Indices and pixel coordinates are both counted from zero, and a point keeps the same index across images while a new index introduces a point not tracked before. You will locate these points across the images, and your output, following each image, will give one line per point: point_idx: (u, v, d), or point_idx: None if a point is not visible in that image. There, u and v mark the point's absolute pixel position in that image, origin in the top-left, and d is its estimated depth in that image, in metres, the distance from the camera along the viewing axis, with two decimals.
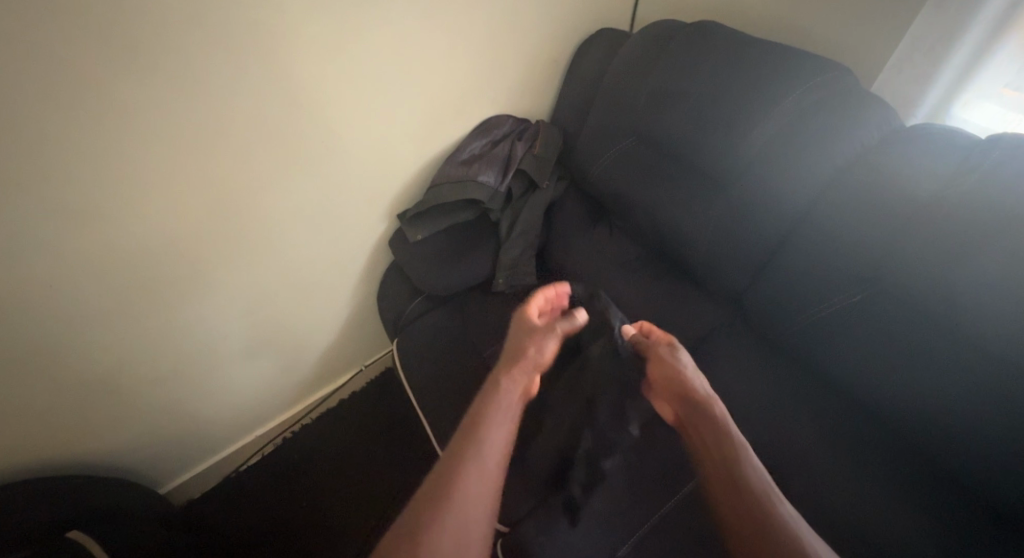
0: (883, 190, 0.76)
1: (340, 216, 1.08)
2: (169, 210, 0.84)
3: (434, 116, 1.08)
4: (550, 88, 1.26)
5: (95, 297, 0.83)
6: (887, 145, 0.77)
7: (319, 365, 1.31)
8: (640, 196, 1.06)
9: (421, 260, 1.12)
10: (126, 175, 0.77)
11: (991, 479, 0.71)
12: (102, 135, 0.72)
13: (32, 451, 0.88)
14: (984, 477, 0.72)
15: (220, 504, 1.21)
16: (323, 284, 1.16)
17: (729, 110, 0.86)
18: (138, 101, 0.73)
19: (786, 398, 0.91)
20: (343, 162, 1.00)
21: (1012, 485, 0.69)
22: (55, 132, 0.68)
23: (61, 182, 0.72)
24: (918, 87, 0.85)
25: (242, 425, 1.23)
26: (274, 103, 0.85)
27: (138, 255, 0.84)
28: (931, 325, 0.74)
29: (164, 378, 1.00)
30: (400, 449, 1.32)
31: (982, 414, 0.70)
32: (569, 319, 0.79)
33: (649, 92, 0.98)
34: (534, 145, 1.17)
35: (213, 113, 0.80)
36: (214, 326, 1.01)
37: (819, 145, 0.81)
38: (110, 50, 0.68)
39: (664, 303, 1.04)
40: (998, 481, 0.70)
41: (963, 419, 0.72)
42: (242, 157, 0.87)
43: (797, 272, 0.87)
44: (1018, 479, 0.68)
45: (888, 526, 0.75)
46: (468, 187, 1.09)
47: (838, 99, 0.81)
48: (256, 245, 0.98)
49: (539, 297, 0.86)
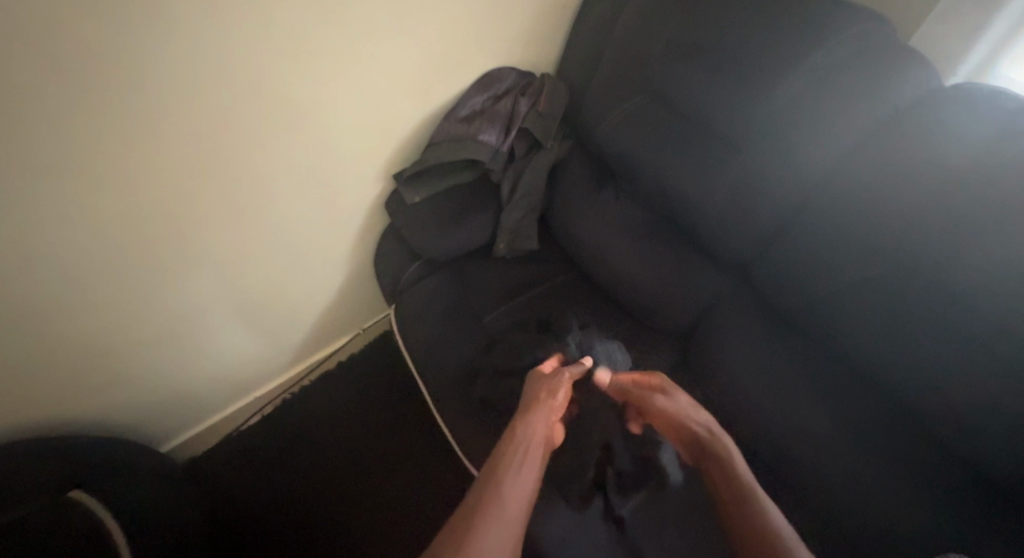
0: (911, 159, 0.70)
1: (335, 177, 1.02)
2: (151, 171, 0.77)
3: (433, 69, 1.00)
4: (556, 38, 1.17)
5: (80, 265, 0.78)
6: (925, 106, 0.71)
7: (315, 328, 1.29)
8: (650, 157, 0.98)
9: (418, 224, 1.06)
10: (106, 137, 0.70)
11: (991, 458, 0.70)
12: (81, 94, 0.64)
13: (28, 415, 0.87)
14: (984, 456, 0.71)
15: (223, 463, 1.23)
16: (318, 247, 1.12)
17: (755, 66, 0.79)
18: (116, 51, 0.64)
19: (789, 373, 0.89)
20: (337, 121, 0.94)
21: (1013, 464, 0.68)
22: (26, 92, 0.60)
23: (36, 145, 0.64)
24: (963, 41, 0.77)
25: (239, 386, 1.22)
26: (261, 53, 0.76)
27: (122, 220, 0.78)
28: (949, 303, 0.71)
29: (156, 341, 0.98)
30: (399, 411, 1.33)
31: (988, 398, 0.69)
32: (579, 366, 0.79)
33: (667, 46, 0.90)
34: (538, 101, 1.10)
35: (196, 66, 0.72)
36: (206, 291, 0.98)
37: (845, 109, 0.74)
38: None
39: (670, 272, 1.01)
40: (999, 460, 0.70)
41: (966, 399, 0.71)
42: (229, 116, 0.80)
43: (816, 244, 0.83)
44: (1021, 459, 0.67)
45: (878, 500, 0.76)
46: (467, 147, 1.03)
47: (875, 52, 0.73)
48: (247, 209, 0.93)
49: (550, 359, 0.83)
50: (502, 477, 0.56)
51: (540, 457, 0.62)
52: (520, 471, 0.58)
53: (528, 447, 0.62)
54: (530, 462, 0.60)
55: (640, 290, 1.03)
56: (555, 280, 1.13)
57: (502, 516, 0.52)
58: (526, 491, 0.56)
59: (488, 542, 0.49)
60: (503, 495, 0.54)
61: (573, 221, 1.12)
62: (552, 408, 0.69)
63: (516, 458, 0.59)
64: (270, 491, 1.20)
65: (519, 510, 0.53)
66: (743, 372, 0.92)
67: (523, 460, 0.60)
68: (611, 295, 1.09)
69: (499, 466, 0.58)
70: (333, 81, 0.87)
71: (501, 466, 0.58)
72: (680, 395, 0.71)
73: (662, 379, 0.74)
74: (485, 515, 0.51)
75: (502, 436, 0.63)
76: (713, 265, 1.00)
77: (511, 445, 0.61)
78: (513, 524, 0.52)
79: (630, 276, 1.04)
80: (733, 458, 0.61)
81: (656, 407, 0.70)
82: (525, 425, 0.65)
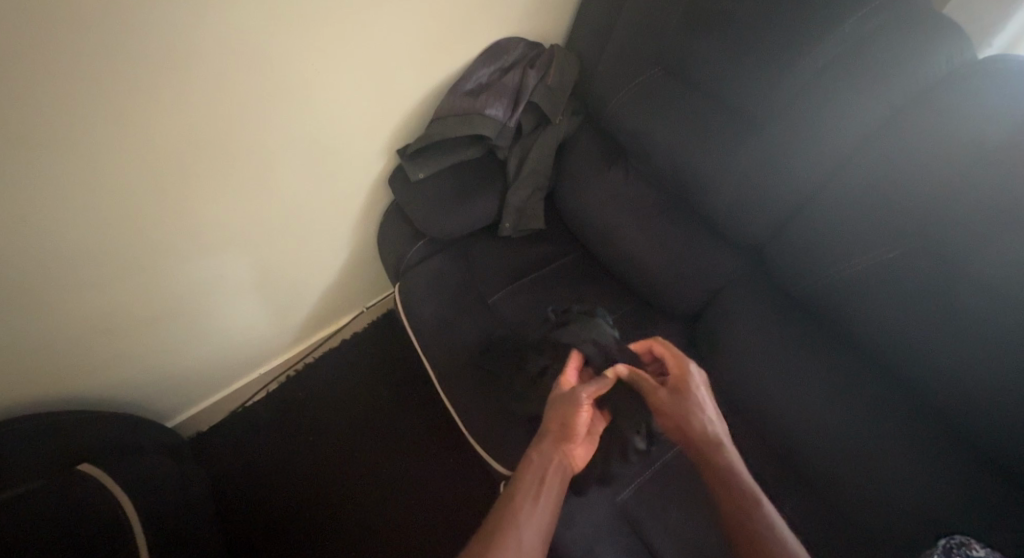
0: (942, 138, 0.67)
1: (339, 152, 1.00)
2: (152, 147, 0.74)
3: (439, 39, 0.96)
4: (566, 7, 1.12)
5: (81, 243, 0.75)
6: (958, 81, 0.67)
7: (319, 306, 1.28)
8: (663, 133, 0.94)
9: (422, 202, 1.04)
10: (96, 111, 0.65)
11: (996, 447, 0.69)
12: (68, 66, 0.60)
13: (33, 390, 0.87)
14: (990, 444, 0.70)
15: (229, 439, 1.24)
16: (321, 225, 1.10)
17: (779, 37, 0.75)
18: (111, 16, 0.60)
19: (801, 357, 0.87)
20: (337, 95, 0.90)
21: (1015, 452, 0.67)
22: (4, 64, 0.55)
23: (32, 118, 0.61)
24: (999, 9, 0.73)
25: (244, 362, 1.22)
26: (262, 20, 0.72)
27: (123, 197, 0.76)
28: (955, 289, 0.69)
29: (158, 320, 0.96)
30: (404, 389, 1.33)
31: (995, 386, 0.67)
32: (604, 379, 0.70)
33: (684, 14, 0.86)
34: (547, 73, 1.06)
35: (193, 36, 0.67)
36: (209, 268, 0.97)
37: (871, 84, 0.71)
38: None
39: (680, 252, 0.98)
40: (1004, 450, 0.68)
41: (975, 387, 0.69)
42: (226, 90, 0.76)
43: (832, 227, 0.80)
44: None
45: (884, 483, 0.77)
46: (473, 120, 1.00)
47: (908, 23, 0.69)
48: (249, 187, 0.91)
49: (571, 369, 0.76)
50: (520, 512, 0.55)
51: (559, 489, 0.60)
52: (536, 506, 0.56)
53: (542, 478, 0.60)
54: (547, 492, 0.58)
55: (648, 270, 1.01)
56: (562, 260, 1.12)
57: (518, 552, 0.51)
58: (544, 528, 0.55)
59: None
60: (520, 531, 0.53)
61: (581, 200, 1.09)
62: (574, 440, 0.64)
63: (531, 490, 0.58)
64: (276, 467, 1.21)
65: (535, 551, 0.53)
66: (753, 356, 0.91)
67: (540, 494, 0.58)
68: (619, 275, 1.08)
69: (516, 498, 0.57)
70: (334, 53, 0.83)
71: (519, 503, 0.56)
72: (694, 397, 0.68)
73: (691, 373, 0.71)
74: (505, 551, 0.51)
75: (518, 467, 0.61)
76: (724, 246, 0.97)
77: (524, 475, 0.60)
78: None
79: (639, 257, 1.02)
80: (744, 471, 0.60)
81: (666, 403, 0.68)
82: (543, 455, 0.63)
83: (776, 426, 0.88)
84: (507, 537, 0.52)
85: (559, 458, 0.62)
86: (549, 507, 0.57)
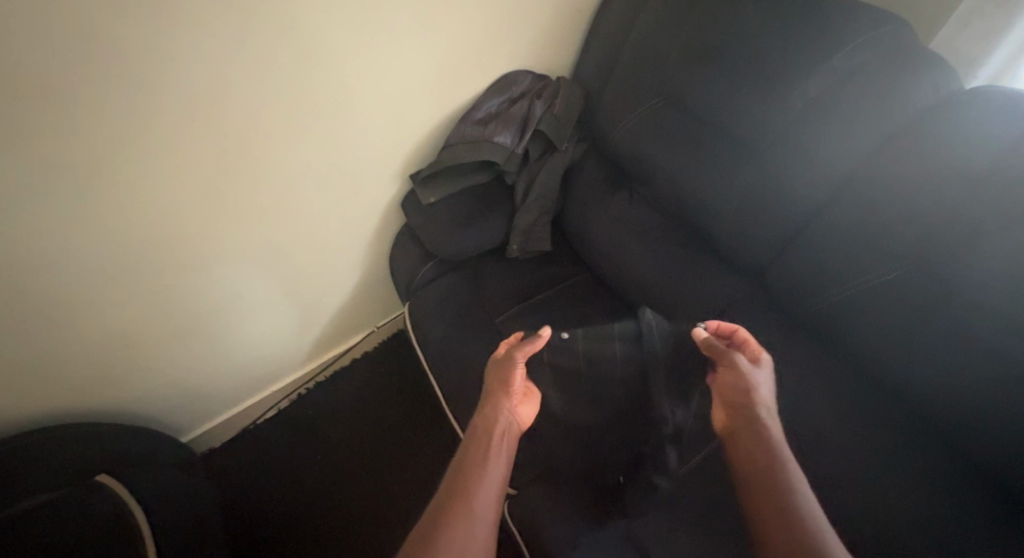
0: (931, 162, 0.69)
1: (355, 176, 1.05)
2: (178, 169, 0.79)
3: (451, 71, 1.01)
4: (572, 42, 1.19)
5: (108, 257, 0.80)
6: (945, 110, 0.70)
7: (332, 325, 1.32)
8: (665, 159, 0.98)
9: (432, 224, 1.08)
10: (127, 134, 0.71)
11: (999, 465, 0.70)
12: (101, 91, 0.65)
13: (58, 401, 0.91)
14: (994, 463, 0.71)
15: (241, 456, 1.26)
16: (336, 246, 1.15)
17: (769, 68, 0.79)
18: (143, 51, 0.66)
19: (803, 379, 0.88)
20: (354, 122, 0.95)
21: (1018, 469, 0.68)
22: (46, 87, 0.61)
23: (66, 139, 0.66)
24: (985, 44, 0.76)
25: (257, 380, 1.25)
26: (285, 55, 0.78)
27: (149, 215, 0.80)
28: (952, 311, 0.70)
29: (178, 336, 1.00)
30: (413, 409, 1.35)
31: (993, 404, 0.68)
32: (536, 340, 0.77)
33: (683, 49, 0.90)
34: (554, 103, 1.11)
35: (220, 67, 0.73)
36: (227, 285, 1.01)
37: (861, 112, 0.74)
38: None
39: (684, 274, 1.00)
40: (1007, 468, 0.69)
41: (975, 405, 0.70)
42: (249, 116, 0.81)
43: (830, 251, 0.81)
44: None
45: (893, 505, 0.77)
46: (482, 147, 1.05)
47: (895, 56, 0.73)
48: (268, 207, 0.95)
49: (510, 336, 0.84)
50: (475, 468, 0.59)
51: (504, 448, 0.63)
52: (487, 470, 0.59)
53: (492, 440, 0.63)
54: (498, 452, 0.62)
55: (651, 292, 1.03)
56: (568, 281, 1.14)
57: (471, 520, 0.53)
58: (494, 481, 0.58)
59: (457, 529, 0.52)
60: (473, 494, 0.55)
61: (587, 223, 1.12)
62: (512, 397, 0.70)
63: (480, 449, 0.62)
64: (284, 484, 1.22)
65: (489, 508, 0.55)
66: None
67: (486, 453, 0.61)
68: (624, 297, 1.10)
69: (465, 466, 0.59)
70: (353, 84, 0.89)
71: (467, 468, 0.59)
72: (761, 374, 0.68)
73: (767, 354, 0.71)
74: (458, 518, 0.53)
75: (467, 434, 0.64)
76: (727, 269, 0.99)
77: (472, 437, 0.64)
78: (487, 523, 0.54)
79: (642, 278, 1.04)
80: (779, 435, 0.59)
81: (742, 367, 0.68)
82: (487, 414, 0.67)
83: None
84: (459, 499, 0.55)
85: (500, 415, 0.67)
86: (499, 468, 0.60)
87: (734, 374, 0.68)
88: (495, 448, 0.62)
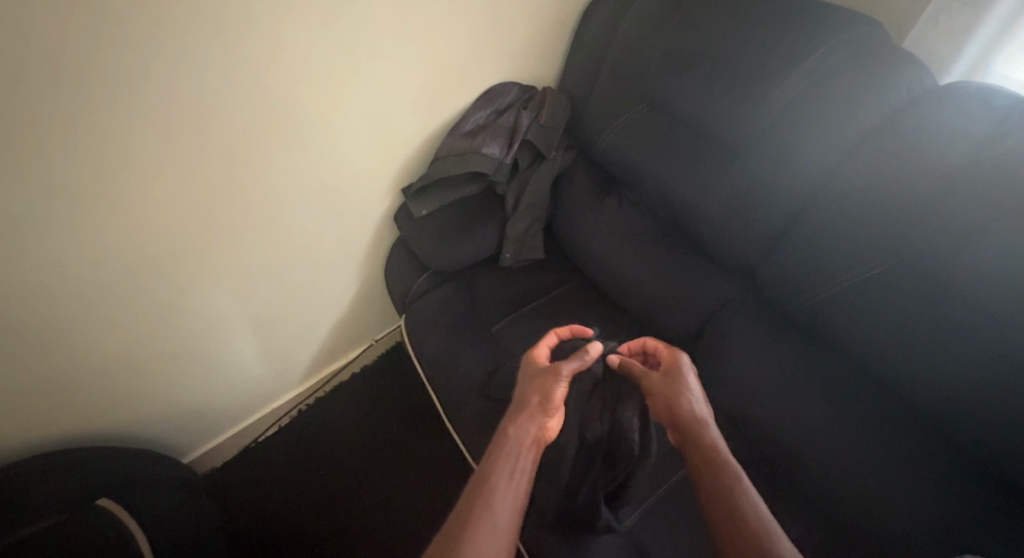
0: (909, 158, 0.71)
1: (347, 191, 1.06)
2: (173, 191, 0.80)
3: (438, 85, 1.03)
4: (557, 52, 1.21)
5: (103, 279, 0.81)
6: (919, 106, 0.72)
7: (330, 340, 1.33)
8: (651, 164, 0.99)
9: (424, 237, 1.09)
10: (121, 158, 0.72)
11: (991, 454, 0.70)
12: (92, 117, 0.67)
13: (60, 426, 0.91)
14: (986, 453, 0.71)
15: (240, 475, 1.26)
16: (332, 262, 1.16)
17: (747, 73, 0.81)
18: (131, 76, 0.67)
19: (797, 376, 0.89)
20: (343, 138, 0.96)
21: (1011, 458, 0.68)
22: (40, 118, 0.63)
23: (61, 167, 0.68)
24: (954, 41, 0.78)
25: (256, 398, 1.25)
26: (272, 76, 0.80)
27: (143, 237, 0.81)
28: (935, 307, 0.72)
29: (175, 357, 1.00)
30: (413, 421, 1.35)
31: (980, 392, 0.69)
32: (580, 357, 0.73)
33: (662, 56, 0.92)
34: (540, 113, 1.12)
35: (208, 90, 0.75)
36: (225, 305, 1.02)
37: (836, 111, 0.76)
38: (106, 27, 0.62)
39: (674, 276, 1.02)
40: (999, 456, 0.69)
41: (966, 394, 0.70)
42: (242, 136, 0.83)
43: (814, 249, 0.82)
44: (1016, 453, 0.67)
45: (889, 494, 0.77)
46: (471, 159, 1.06)
47: (867, 55, 0.75)
48: (263, 225, 0.96)
49: (547, 338, 0.80)
50: (501, 480, 0.56)
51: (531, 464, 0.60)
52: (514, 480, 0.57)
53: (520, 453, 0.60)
54: (524, 462, 0.60)
55: (644, 296, 1.05)
56: (562, 288, 1.16)
57: (496, 527, 0.52)
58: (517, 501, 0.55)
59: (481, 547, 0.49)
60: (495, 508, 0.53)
61: (577, 231, 1.14)
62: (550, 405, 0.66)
63: (508, 463, 0.58)
64: (286, 501, 1.22)
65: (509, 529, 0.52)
66: (748, 375, 0.92)
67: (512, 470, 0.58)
68: (617, 301, 1.11)
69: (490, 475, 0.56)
70: (341, 100, 0.91)
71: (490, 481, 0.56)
72: (689, 380, 0.68)
73: (683, 358, 0.72)
74: (482, 529, 0.51)
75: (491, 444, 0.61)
76: (716, 269, 1.00)
77: (498, 449, 0.60)
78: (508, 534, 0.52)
79: (633, 282, 1.06)
80: (718, 444, 0.59)
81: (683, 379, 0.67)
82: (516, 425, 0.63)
83: (778, 444, 0.89)
84: (482, 513, 0.52)
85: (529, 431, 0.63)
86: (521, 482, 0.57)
87: (662, 387, 0.68)
88: (517, 460, 0.59)
